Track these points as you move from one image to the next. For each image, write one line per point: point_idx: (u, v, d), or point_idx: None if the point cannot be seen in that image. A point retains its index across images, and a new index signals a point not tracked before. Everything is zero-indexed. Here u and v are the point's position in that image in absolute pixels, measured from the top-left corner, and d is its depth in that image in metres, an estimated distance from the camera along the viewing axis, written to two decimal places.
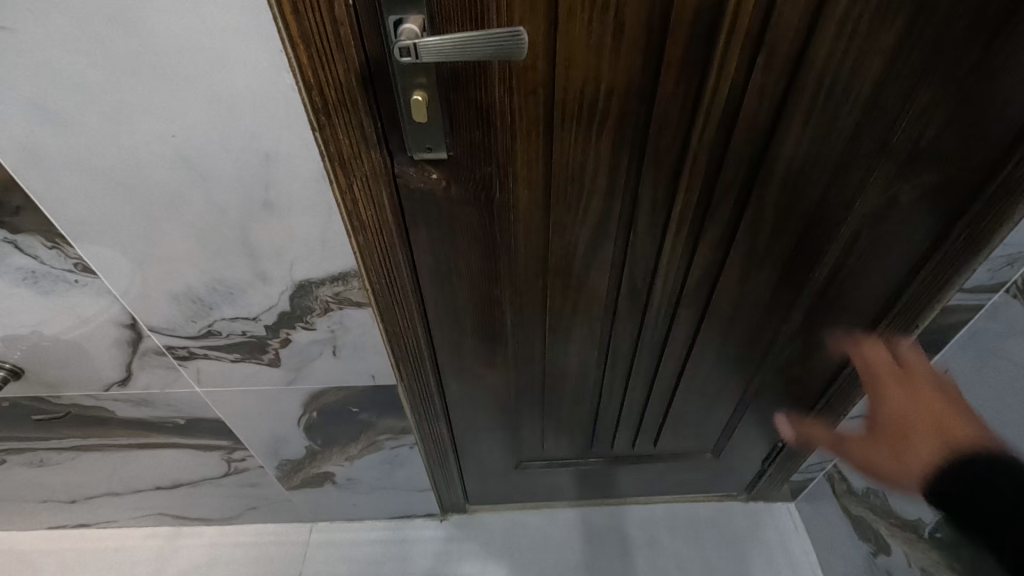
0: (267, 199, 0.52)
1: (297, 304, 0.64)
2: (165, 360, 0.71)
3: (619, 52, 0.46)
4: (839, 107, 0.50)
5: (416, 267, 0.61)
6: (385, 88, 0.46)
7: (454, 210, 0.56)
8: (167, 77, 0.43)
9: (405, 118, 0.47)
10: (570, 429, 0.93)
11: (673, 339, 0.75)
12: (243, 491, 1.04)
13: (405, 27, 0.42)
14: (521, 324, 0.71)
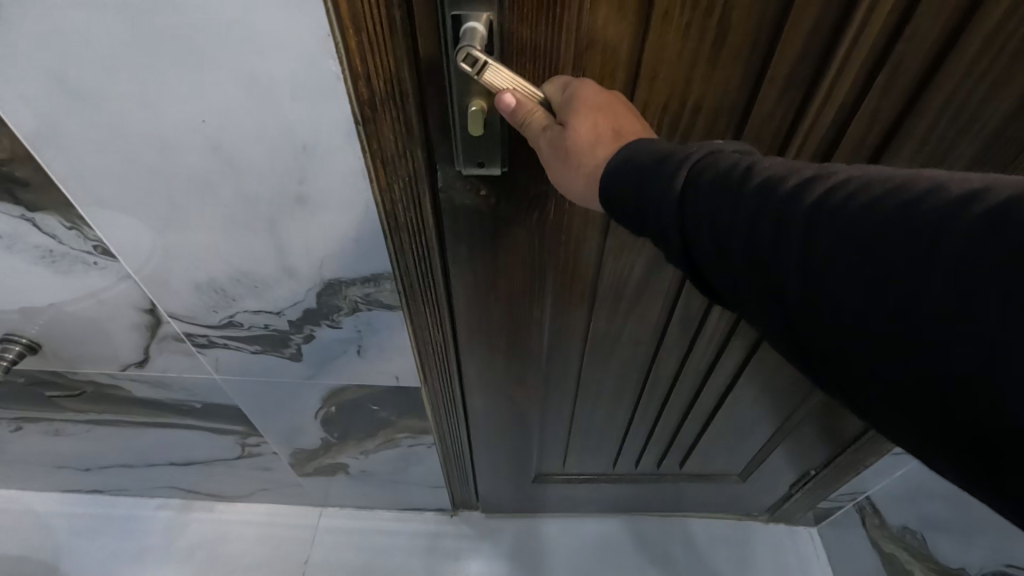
0: (300, 192, 0.48)
1: (324, 302, 0.60)
2: (184, 346, 0.68)
3: (717, 60, 0.41)
4: (960, 136, 0.45)
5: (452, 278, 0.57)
6: (437, 92, 0.41)
7: (500, 227, 0.51)
8: (199, 56, 0.38)
9: (458, 129, 0.42)
10: (595, 445, 0.90)
11: (719, 364, 0.70)
12: (255, 474, 1.03)
13: (469, 27, 0.37)
14: (557, 341, 0.66)
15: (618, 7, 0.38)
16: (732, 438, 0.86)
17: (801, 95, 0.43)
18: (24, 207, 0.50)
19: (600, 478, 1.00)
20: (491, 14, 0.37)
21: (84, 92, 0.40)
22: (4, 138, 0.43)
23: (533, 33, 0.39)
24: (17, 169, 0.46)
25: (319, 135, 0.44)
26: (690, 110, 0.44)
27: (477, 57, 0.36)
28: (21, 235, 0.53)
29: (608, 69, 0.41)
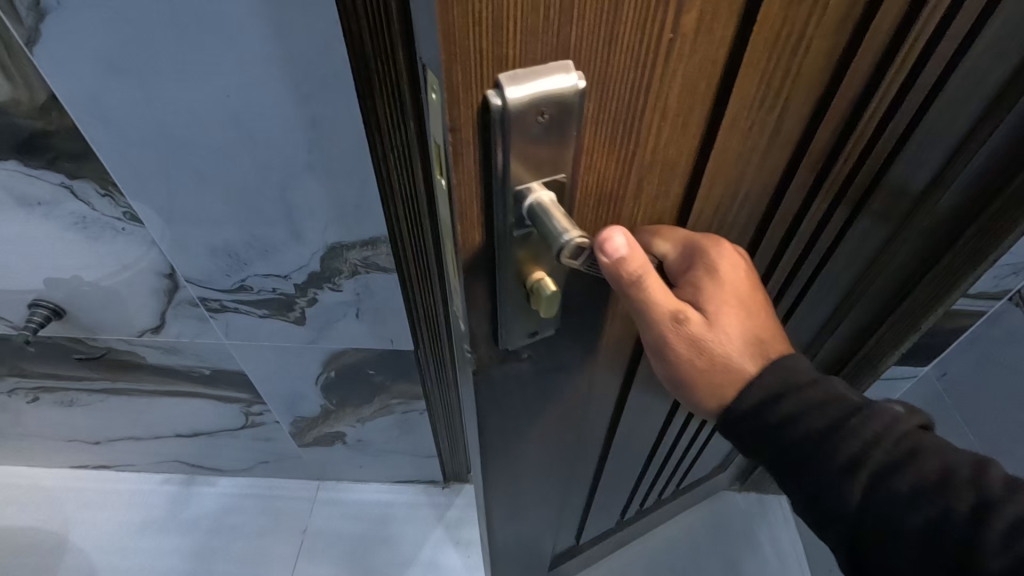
0: (309, 161, 0.56)
1: (326, 266, 0.67)
2: (198, 311, 0.75)
3: (769, 150, 0.38)
4: (926, 158, 0.49)
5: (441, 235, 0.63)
6: (489, 276, 0.35)
7: (542, 383, 0.47)
8: (229, 40, 0.46)
9: (512, 313, 0.37)
10: (606, 509, 0.93)
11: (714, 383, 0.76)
12: (257, 445, 1.09)
13: (541, 202, 0.30)
14: (586, 451, 0.67)
15: (684, 123, 0.32)
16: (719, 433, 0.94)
17: (832, 152, 0.42)
18: (65, 175, 0.58)
19: (612, 533, 1.07)
20: (561, 174, 0.30)
21: (127, 69, 0.48)
22: (55, 111, 0.51)
23: (600, 170, 0.32)
24: (61, 138, 0.54)
25: (318, 95, 0.50)
26: (738, 203, 0.41)
27: (576, 243, 0.30)
28: (60, 202, 0.61)
29: (663, 188, 0.36)
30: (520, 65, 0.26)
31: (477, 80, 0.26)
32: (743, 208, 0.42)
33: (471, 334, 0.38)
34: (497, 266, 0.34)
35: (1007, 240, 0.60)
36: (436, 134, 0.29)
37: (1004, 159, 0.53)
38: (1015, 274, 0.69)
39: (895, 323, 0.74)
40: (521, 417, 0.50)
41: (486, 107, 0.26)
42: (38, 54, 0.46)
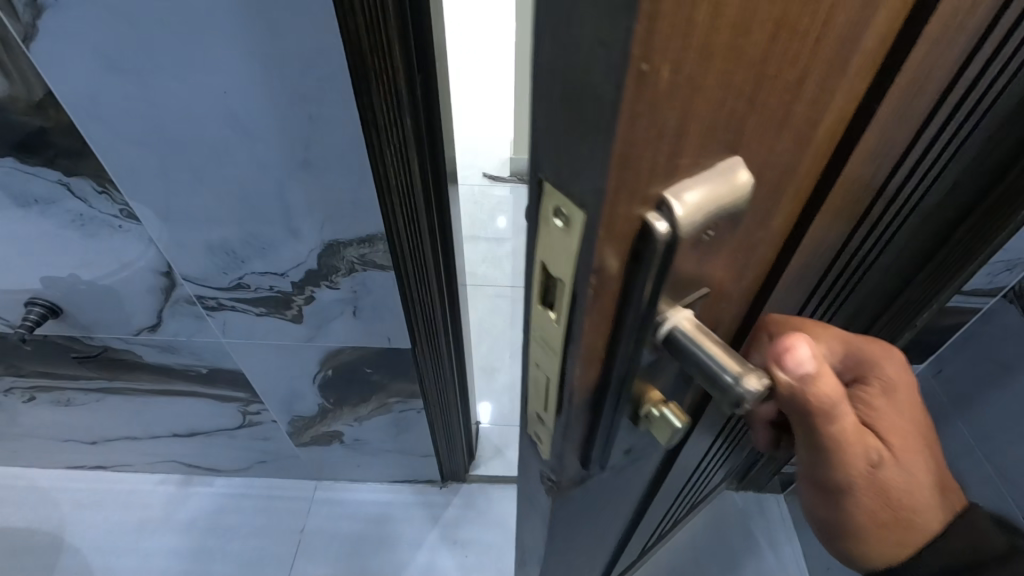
0: (306, 158, 0.56)
1: (324, 263, 0.67)
2: (195, 309, 0.75)
3: (847, 199, 0.36)
4: (944, 171, 0.48)
5: (434, 224, 0.65)
6: (599, 396, 0.33)
7: (614, 473, 0.45)
8: (227, 37, 0.46)
9: (613, 426, 0.36)
10: (636, 545, 0.92)
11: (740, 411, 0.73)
12: (255, 444, 1.09)
13: (693, 339, 0.29)
14: (629, 512, 0.65)
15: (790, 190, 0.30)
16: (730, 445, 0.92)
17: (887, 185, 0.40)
18: (62, 172, 0.58)
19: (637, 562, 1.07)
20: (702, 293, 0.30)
21: (124, 65, 0.48)
22: (51, 108, 0.51)
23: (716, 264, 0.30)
24: (57, 135, 0.54)
25: (317, 95, 0.50)
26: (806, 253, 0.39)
27: (751, 387, 0.28)
28: (56, 199, 0.61)
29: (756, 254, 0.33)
30: (687, 175, 0.23)
31: (645, 211, 0.23)
32: (809, 256, 0.40)
33: (566, 447, 0.37)
34: (618, 388, 0.32)
35: (1000, 236, 0.61)
36: (557, 274, 0.27)
37: (997, 161, 0.54)
38: (1006, 268, 0.70)
39: (891, 325, 0.74)
40: (588, 504, 0.48)
41: (648, 248, 0.24)
42: (35, 51, 0.47)
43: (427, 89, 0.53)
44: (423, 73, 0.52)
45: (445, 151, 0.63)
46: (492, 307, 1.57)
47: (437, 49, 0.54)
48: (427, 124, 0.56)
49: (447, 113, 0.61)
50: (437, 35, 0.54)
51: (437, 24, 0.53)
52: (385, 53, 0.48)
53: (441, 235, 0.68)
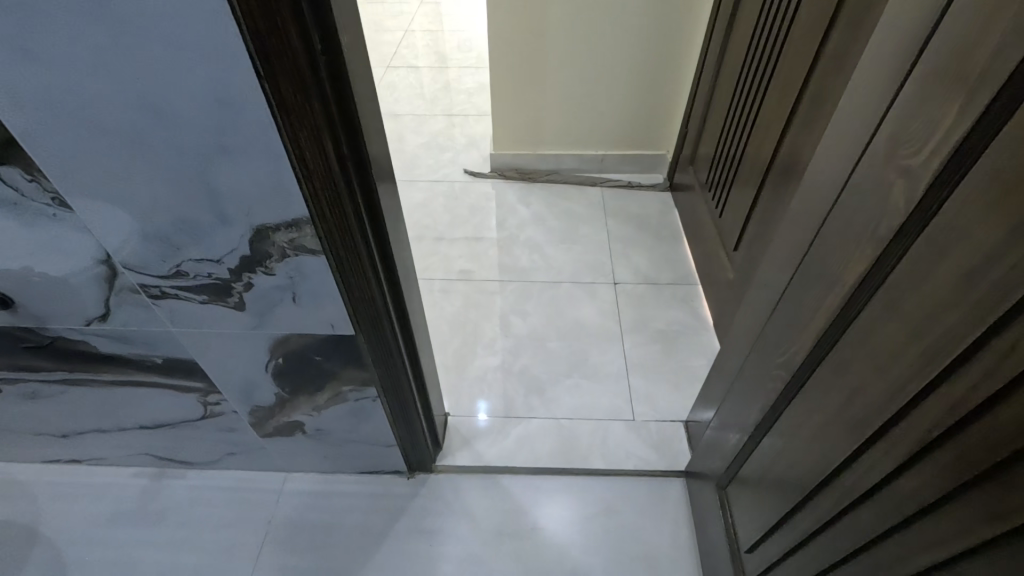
0: (222, 142, 0.56)
1: (256, 249, 0.68)
2: (139, 298, 0.76)
3: None
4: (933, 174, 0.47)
5: (361, 207, 0.66)
6: None
7: None
8: (130, 24, 0.47)
9: None
10: None
11: (819, 491, 0.66)
12: (221, 436, 1.11)
13: None
14: None
15: None
16: (753, 499, 0.87)
17: None
18: None
19: None
20: None
21: (35, 53, 0.49)
22: None
23: None
24: None
25: (226, 81, 0.51)
26: None
27: None
28: None
29: None
30: None
31: None
32: None
33: None
34: None
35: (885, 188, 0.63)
36: None
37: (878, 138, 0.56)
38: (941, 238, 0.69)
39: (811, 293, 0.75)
40: None
41: None
42: None
43: (333, 69, 0.55)
44: (327, 51, 0.53)
45: (368, 136, 0.64)
46: (466, 301, 1.58)
47: (347, 33, 0.55)
48: (341, 104, 0.57)
49: (367, 95, 0.62)
50: (346, 19, 0.55)
51: (344, 5, 0.54)
52: (283, 35, 0.49)
53: (369, 220, 0.69)
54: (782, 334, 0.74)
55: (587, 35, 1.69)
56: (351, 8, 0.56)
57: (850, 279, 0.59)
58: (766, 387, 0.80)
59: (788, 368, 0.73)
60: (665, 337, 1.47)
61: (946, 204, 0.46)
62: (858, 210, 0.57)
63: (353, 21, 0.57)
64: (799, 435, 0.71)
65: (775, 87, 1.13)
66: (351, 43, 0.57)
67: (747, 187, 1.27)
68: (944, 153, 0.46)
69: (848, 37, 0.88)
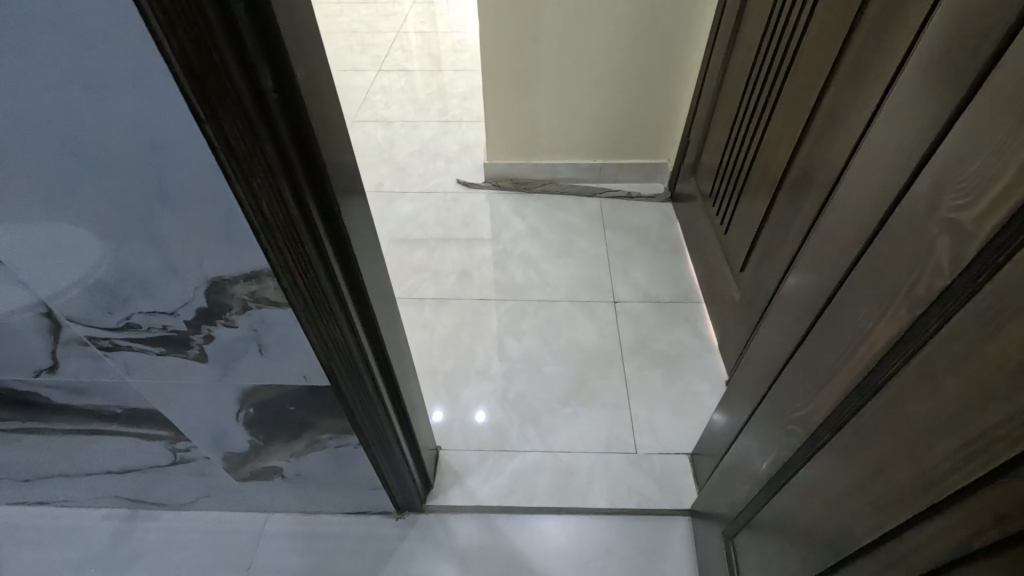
0: (163, 190, 0.49)
1: (214, 301, 0.60)
2: (89, 350, 0.69)
3: None
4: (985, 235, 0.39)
5: (322, 251, 0.58)
6: None
7: None
8: (40, 61, 0.39)
9: None
10: None
11: (835, 568, 0.59)
12: (194, 479, 1.03)
13: None
14: None
15: None
16: (764, 557, 0.80)
17: None
18: None
19: None
20: None
21: None
22: None
23: None
24: None
25: (155, 122, 0.43)
26: None
27: None
28: None
29: None
30: None
31: None
32: None
33: None
34: None
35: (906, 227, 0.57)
36: None
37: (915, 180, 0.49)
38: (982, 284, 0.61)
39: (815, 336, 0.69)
40: None
41: None
42: None
43: (285, 103, 0.47)
44: (279, 83, 0.45)
45: (334, 176, 0.56)
46: (459, 321, 1.51)
47: (304, 58, 0.47)
48: (296, 141, 0.49)
49: (330, 125, 0.54)
50: (301, 42, 0.46)
51: (299, 28, 0.46)
52: (224, 75, 0.41)
53: (334, 265, 0.61)
54: (795, 385, 0.67)
55: (584, 39, 1.61)
56: (308, 28, 0.48)
57: (876, 338, 0.51)
58: (778, 439, 0.73)
59: (803, 425, 0.65)
60: (667, 359, 1.40)
61: (996, 273, 0.38)
62: (886, 261, 0.50)
63: (311, 43, 0.49)
64: (812, 501, 0.63)
65: (786, 99, 1.06)
66: (310, 70, 0.49)
67: (755, 202, 1.20)
68: (1000, 212, 0.38)
69: (871, 48, 0.80)
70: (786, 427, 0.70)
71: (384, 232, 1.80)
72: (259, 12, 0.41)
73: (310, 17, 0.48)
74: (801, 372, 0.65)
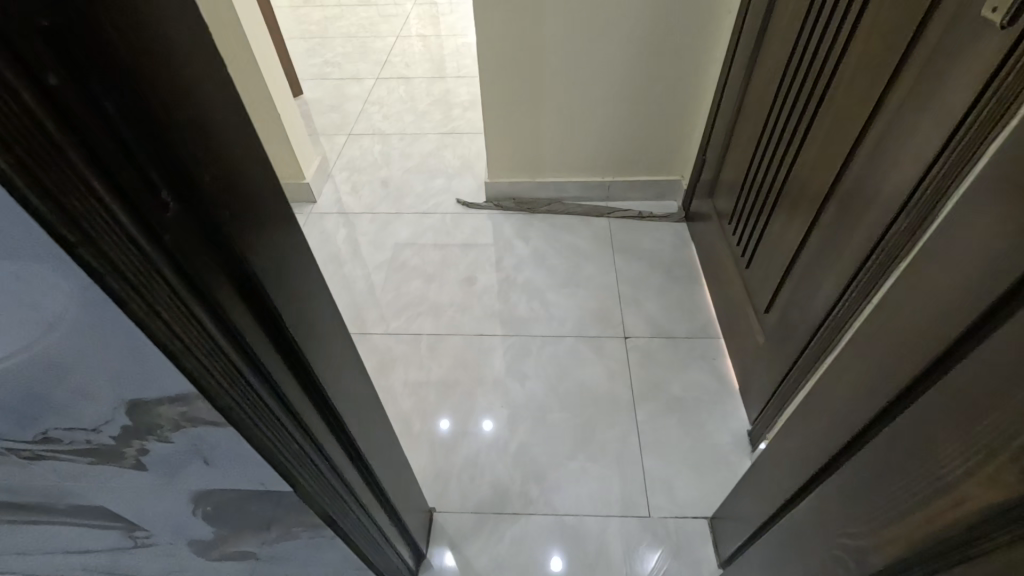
0: (47, 319, 0.38)
1: (140, 420, 0.50)
2: (8, 459, 0.58)
3: None
4: None
5: (260, 366, 0.47)
6: None
7: None
8: None
9: None
10: None
11: None
12: (162, 558, 0.94)
13: None
14: None
15: None
16: None
17: None
18: None
19: None
20: None
21: None
22: None
23: None
24: None
25: (2, 240, 0.32)
26: None
27: None
28: None
29: None
30: None
31: None
32: None
33: None
34: None
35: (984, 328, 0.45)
36: None
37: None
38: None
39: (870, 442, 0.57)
40: None
41: None
42: None
43: (188, 212, 0.35)
44: (175, 187, 0.34)
45: (273, 276, 0.45)
46: (457, 360, 1.40)
47: (208, 146, 0.36)
48: (210, 253, 0.38)
49: (264, 216, 0.44)
50: (202, 125, 0.36)
51: (197, 105, 0.35)
52: (92, 189, 0.30)
53: (277, 376, 0.50)
54: (847, 504, 0.55)
55: (591, 53, 1.49)
56: (215, 102, 0.37)
57: (979, 497, 0.39)
58: (823, 557, 0.61)
59: (860, 559, 0.54)
60: (683, 405, 1.28)
61: None
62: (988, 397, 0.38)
63: (223, 120, 0.38)
64: None
65: (820, 129, 0.93)
66: (221, 159, 0.38)
67: (783, 239, 1.07)
68: None
69: (930, 81, 0.68)
70: (836, 548, 0.58)
71: (379, 259, 1.69)
72: (122, 98, 0.30)
73: (219, 89, 0.38)
74: (856, 492, 0.54)
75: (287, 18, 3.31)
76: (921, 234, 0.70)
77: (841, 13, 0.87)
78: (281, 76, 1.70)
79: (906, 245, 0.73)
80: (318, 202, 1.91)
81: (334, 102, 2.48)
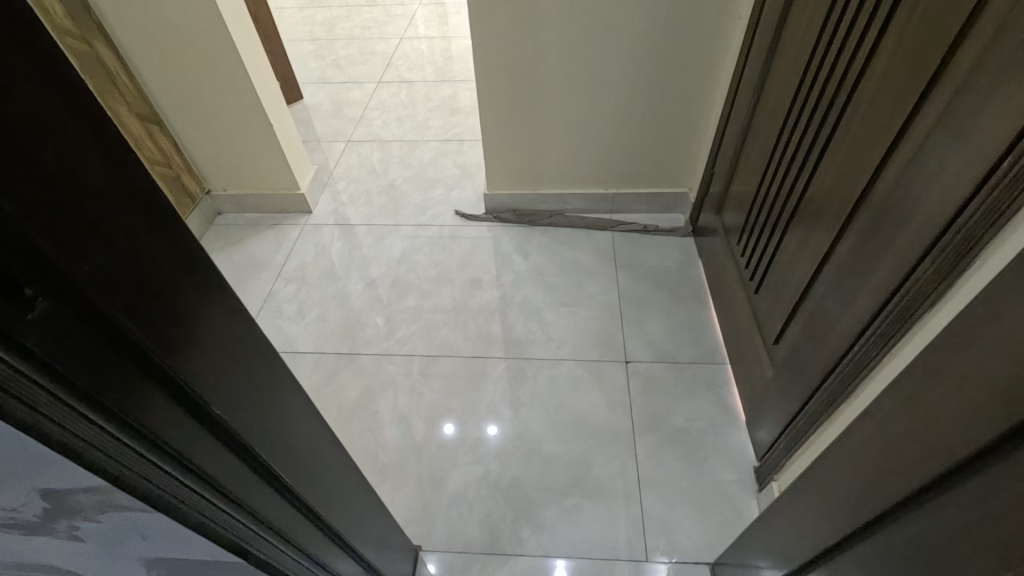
0: None
1: (63, 502, 0.41)
2: None
3: None
4: None
5: (187, 460, 0.41)
6: None
7: None
8: None
9: None
10: None
11: None
12: None
13: None
14: None
15: None
16: None
17: None
18: None
19: None
20: None
21: None
22: None
23: None
24: None
25: None
26: None
27: None
28: None
29: None
30: None
31: None
32: None
33: None
34: None
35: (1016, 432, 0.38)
36: None
37: None
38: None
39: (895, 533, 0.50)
40: None
41: None
42: None
43: (60, 309, 0.29)
44: (41, 282, 0.28)
45: (193, 358, 0.39)
46: (449, 385, 1.35)
47: (97, 228, 0.31)
48: (100, 349, 0.32)
49: (180, 295, 0.37)
50: (88, 201, 0.30)
51: (77, 177, 0.29)
52: None
53: (209, 467, 0.44)
54: None
55: (594, 62, 1.42)
56: (110, 171, 0.31)
57: None
58: None
59: None
60: (686, 438, 1.21)
61: None
62: None
63: (125, 190, 0.32)
64: None
65: (837, 152, 0.85)
66: (112, 239, 0.32)
67: (794, 268, 1.00)
68: None
69: (964, 109, 0.60)
70: None
71: (373, 274, 1.64)
72: None
73: (115, 152, 0.31)
74: None
75: (292, 19, 3.27)
76: (952, 284, 0.62)
77: (862, 27, 0.79)
78: (275, 84, 1.65)
79: (930, 293, 0.65)
80: (315, 213, 1.86)
81: (335, 107, 2.43)
